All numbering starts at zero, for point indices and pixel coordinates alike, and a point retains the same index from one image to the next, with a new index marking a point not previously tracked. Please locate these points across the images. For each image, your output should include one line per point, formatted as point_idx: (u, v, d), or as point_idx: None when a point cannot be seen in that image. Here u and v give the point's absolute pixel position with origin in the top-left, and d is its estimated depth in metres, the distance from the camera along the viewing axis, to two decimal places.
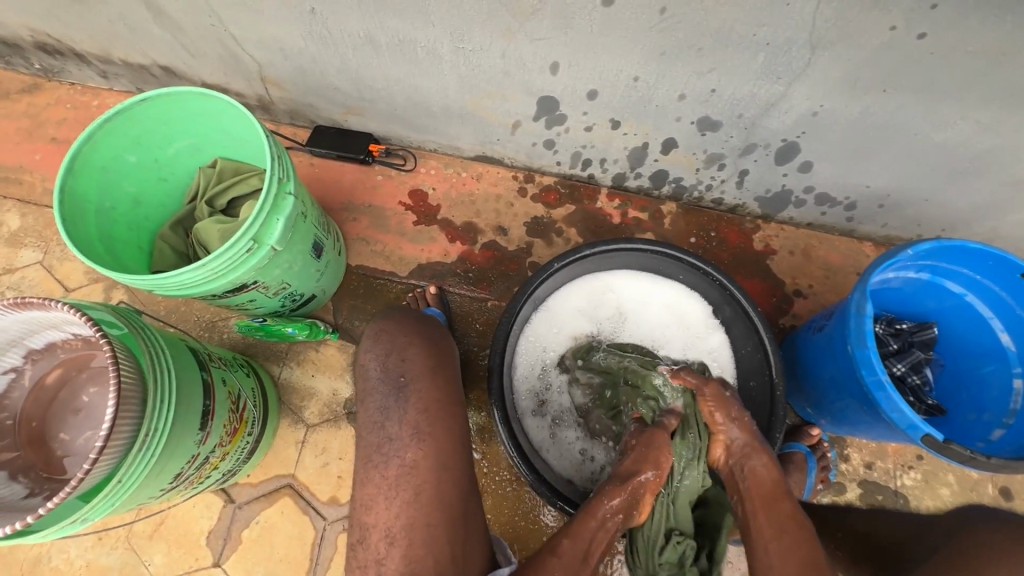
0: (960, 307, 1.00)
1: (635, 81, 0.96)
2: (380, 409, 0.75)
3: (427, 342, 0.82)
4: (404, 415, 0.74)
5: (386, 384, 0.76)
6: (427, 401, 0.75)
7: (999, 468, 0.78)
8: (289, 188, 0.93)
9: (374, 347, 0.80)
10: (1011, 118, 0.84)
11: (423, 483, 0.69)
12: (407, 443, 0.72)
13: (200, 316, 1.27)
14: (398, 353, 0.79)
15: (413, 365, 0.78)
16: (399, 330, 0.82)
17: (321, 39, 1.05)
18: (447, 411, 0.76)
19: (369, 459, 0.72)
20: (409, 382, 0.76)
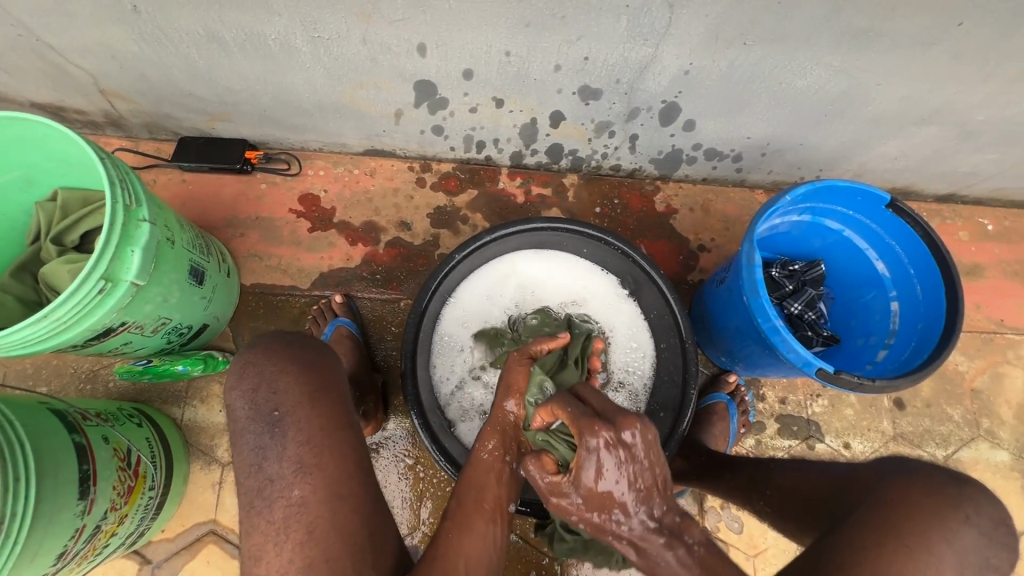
0: (840, 242, 1.06)
1: (507, 56, 0.92)
2: (255, 450, 0.63)
3: (306, 363, 0.69)
4: (285, 450, 0.62)
5: (259, 422, 0.64)
6: (310, 431, 0.64)
7: (884, 389, 0.84)
8: (141, 215, 0.82)
9: (240, 384, 0.66)
10: (859, 59, 0.88)
11: (317, 519, 0.60)
12: (293, 481, 0.61)
13: (77, 368, 1.13)
14: (268, 385, 0.66)
15: (288, 396, 0.65)
16: (269, 356, 0.68)
17: (156, 41, 0.93)
18: (337, 438, 0.65)
19: (251, 506, 0.61)
20: (286, 415, 0.64)
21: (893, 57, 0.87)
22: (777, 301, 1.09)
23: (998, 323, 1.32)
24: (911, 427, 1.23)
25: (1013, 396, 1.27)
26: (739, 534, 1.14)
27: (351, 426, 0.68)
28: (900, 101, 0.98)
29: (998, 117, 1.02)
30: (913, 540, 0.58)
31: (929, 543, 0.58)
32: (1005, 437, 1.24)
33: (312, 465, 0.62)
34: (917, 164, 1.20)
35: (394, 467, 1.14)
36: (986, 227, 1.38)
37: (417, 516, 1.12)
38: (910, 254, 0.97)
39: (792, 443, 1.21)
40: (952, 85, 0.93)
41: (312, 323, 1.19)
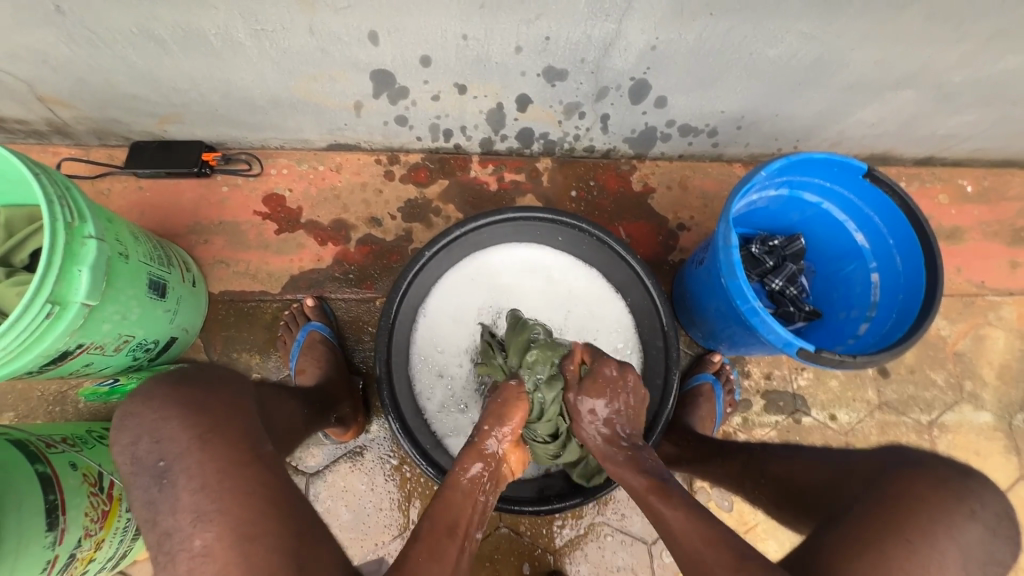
0: (819, 215, 1.04)
1: (465, 40, 0.87)
2: (145, 506, 0.57)
3: (187, 403, 0.63)
4: (177, 502, 0.56)
5: (145, 476, 0.58)
6: (203, 476, 0.57)
7: (865, 364, 0.83)
8: (87, 231, 0.78)
9: (121, 438, 0.61)
10: (830, 25, 0.84)
11: (228, 567, 0.53)
12: (192, 533, 0.55)
13: (44, 391, 1.09)
14: (150, 434, 0.60)
15: (173, 445, 0.59)
16: (148, 404, 0.62)
17: (88, 43, 0.87)
18: (242, 475, 0.59)
19: (155, 563, 0.55)
20: (171, 462, 0.58)
21: (866, 19, 0.83)
22: (758, 278, 1.08)
23: (979, 285, 1.32)
24: (896, 394, 1.23)
25: (994, 357, 1.27)
26: (729, 512, 1.14)
27: (258, 460, 0.61)
28: (875, 66, 0.95)
29: (973, 77, 0.99)
30: (917, 537, 0.58)
31: (934, 539, 0.58)
32: (987, 398, 1.25)
33: (212, 512, 0.56)
34: (894, 129, 1.17)
35: (380, 469, 1.12)
36: (965, 188, 1.36)
37: (407, 516, 1.11)
38: (889, 224, 0.95)
39: (778, 419, 1.20)
40: (928, 46, 0.90)
41: (284, 329, 1.15)
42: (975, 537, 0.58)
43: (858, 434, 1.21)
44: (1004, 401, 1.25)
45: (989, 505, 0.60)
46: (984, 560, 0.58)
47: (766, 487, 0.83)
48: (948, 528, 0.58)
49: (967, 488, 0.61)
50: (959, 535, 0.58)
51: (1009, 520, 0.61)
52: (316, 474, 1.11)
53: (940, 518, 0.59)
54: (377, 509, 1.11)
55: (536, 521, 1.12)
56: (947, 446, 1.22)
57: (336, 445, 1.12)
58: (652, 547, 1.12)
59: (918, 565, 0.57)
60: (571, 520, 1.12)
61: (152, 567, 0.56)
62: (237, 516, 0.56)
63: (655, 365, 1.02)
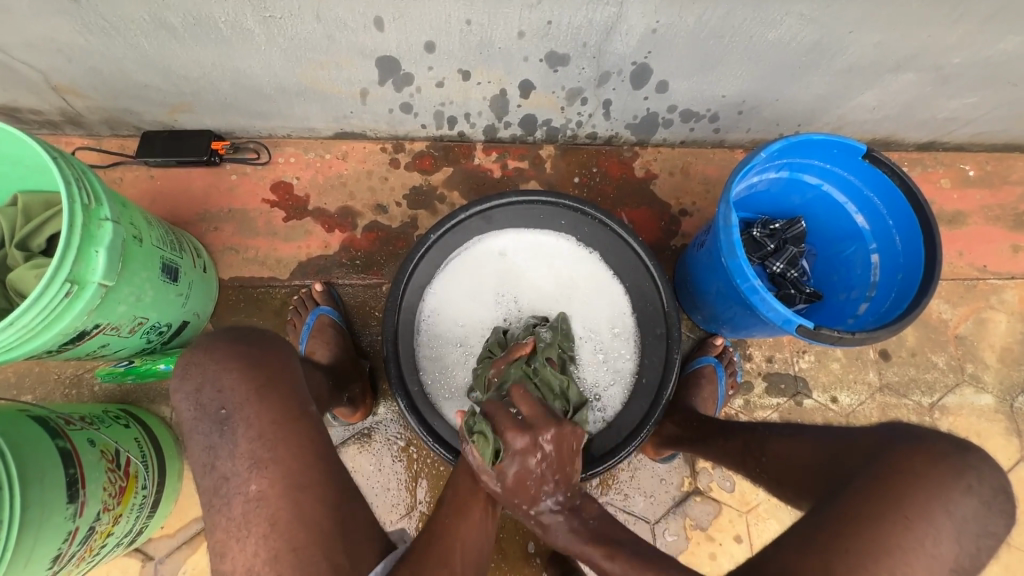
0: (820, 198, 1.06)
1: (468, 25, 0.89)
2: (205, 450, 0.60)
3: (246, 357, 0.64)
4: (236, 447, 0.60)
5: (205, 422, 0.61)
6: (261, 426, 0.60)
7: (862, 341, 0.84)
8: (104, 214, 0.81)
9: (182, 386, 0.62)
10: (828, 7, 0.85)
11: (279, 511, 0.58)
12: (249, 476, 0.59)
13: (60, 373, 1.12)
14: (211, 384, 0.62)
15: (234, 394, 0.62)
16: (210, 355, 0.63)
17: (102, 31, 0.89)
18: (294, 428, 0.62)
19: (210, 505, 0.59)
20: (232, 413, 0.61)
21: (863, 2, 0.84)
22: (759, 261, 1.09)
23: (981, 269, 1.32)
24: (897, 377, 1.25)
25: (995, 340, 1.28)
26: (731, 493, 1.16)
27: (308, 416, 0.64)
28: (874, 49, 0.96)
29: (973, 59, 1.00)
30: (914, 513, 0.59)
31: (929, 512, 0.59)
32: (989, 380, 1.26)
33: (267, 460, 0.59)
34: (896, 112, 1.18)
35: (388, 450, 1.15)
36: (967, 172, 1.37)
37: (414, 496, 1.13)
38: (888, 205, 0.96)
39: (780, 401, 1.22)
40: (927, 27, 0.91)
41: (293, 314, 1.17)
42: (970, 512, 0.59)
43: (860, 416, 1.23)
44: (1005, 383, 1.26)
45: (987, 480, 0.60)
46: (977, 533, 0.59)
47: (769, 465, 0.82)
48: None
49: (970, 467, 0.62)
50: (954, 509, 0.59)
51: (1006, 494, 0.61)
52: None
53: (937, 494, 0.59)
54: (385, 490, 1.13)
55: None
56: (948, 428, 1.23)
57: (344, 427, 1.14)
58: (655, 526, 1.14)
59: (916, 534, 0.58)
60: None
61: (203, 509, 0.59)
62: (290, 464, 0.60)
63: (657, 356, 1.03)
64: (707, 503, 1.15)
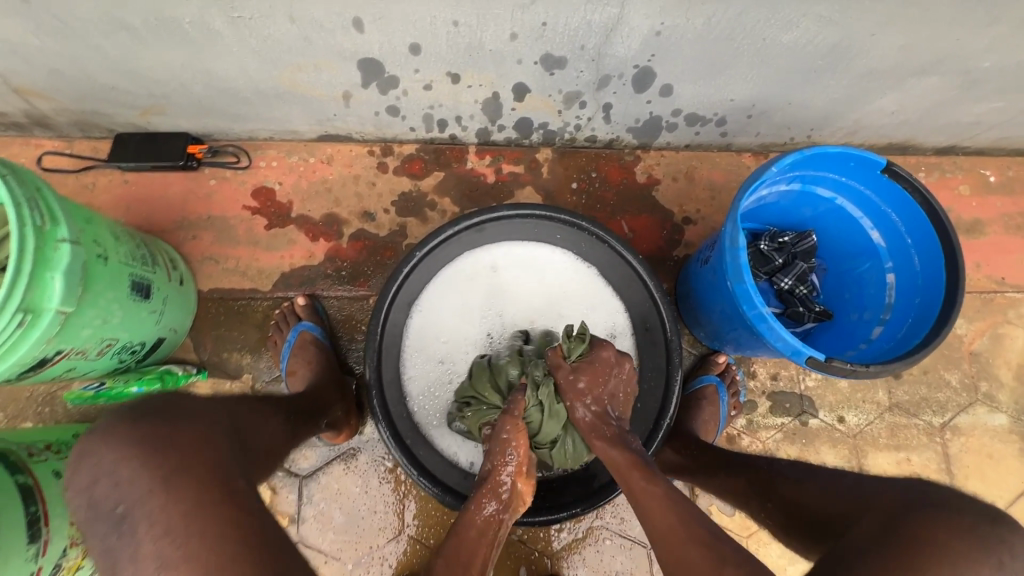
0: (833, 211, 0.99)
1: (456, 26, 0.81)
2: (104, 554, 0.50)
3: (147, 442, 0.53)
4: (139, 549, 0.49)
5: (100, 524, 0.50)
6: (168, 522, 0.49)
7: (876, 375, 0.78)
8: (61, 234, 0.75)
9: (76, 480, 0.52)
10: (851, 8, 0.77)
11: None
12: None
13: (32, 391, 1.07)
14: (109, 475, 0.51)
15: (130, 490, 0.50)
16: (103, 445, 0.52)
17: (58, 32, 0.82)
18: (211, 514, 0.51)
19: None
20: (132, 510, 0.50)
21: (889, 3, 0.77)
22: (766, 276, 1.04)
23: (999, 281, 1.26)
24: (907, 395, 1.19)
25: (1012, 357, 1.22)
26: (731, 516, 1.12)
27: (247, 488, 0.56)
28: (897, 52, 0.88)
29: (1004, 63, 0.92)
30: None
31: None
32: (1003, 400, 1.20)
33: (177, 561, 0.48)
34: (915, 117, 1.11)
35: (375, 471, 1.10)
36: (988, 178, 1.29)
37: (402, 519, 1.09)
38: (907, 222, 0.89)
39: (785, 420, 1.17)
40: (956, 30, 0.83)
41: (275, 328, 1.12)
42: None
43: (867, 436, 1.17)
44: (1020, 403, 1.20)
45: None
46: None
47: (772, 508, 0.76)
48: None
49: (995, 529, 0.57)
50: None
51: None
52: (311, 475, 1.09)
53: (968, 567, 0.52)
54: (372, 512, 1.09)
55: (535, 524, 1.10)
56: (959, 449, 1.18)
57: (329, 447, 1.10)
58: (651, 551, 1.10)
59: None
60: (569, 524, 1.10)
61: None
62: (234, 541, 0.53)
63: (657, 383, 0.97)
64: None
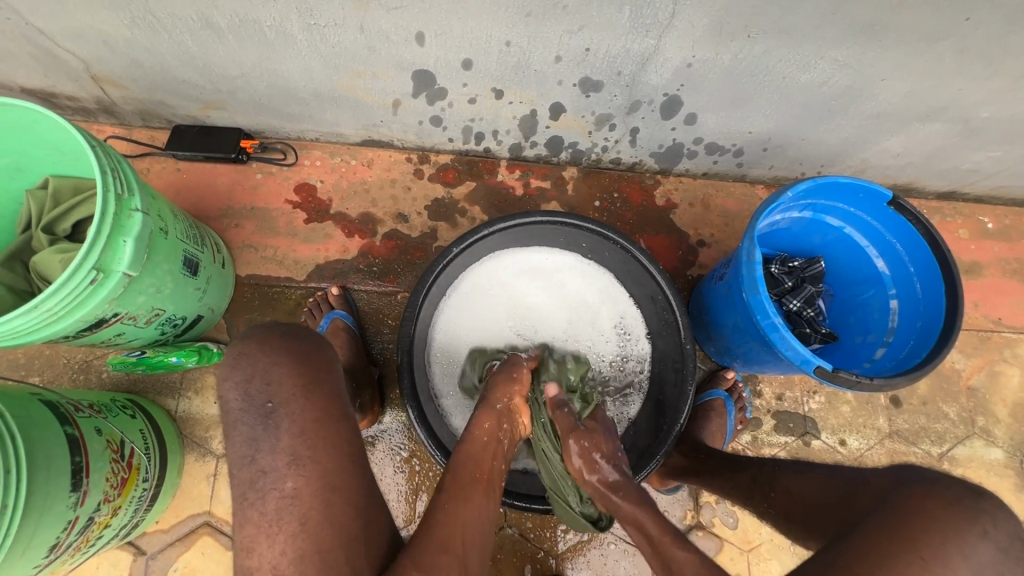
0: (841, 239, 1.06)
1: (508, 46, 0.91)
2: (247, 442, 0.62)
3: (299, 354, 0.68)
4: (278, 443, 0.62)
5: (252, 414, 0.63)
6: (305, 424, 0.63)
7: (880, 387, 0.84)
8: (134, 204, 0.81)
9: (233, 376, 0.65)
10: (865, 54, 0.86)
11: (310, 510, 0.59)
12: (286, 473, 0.61)
13: (70, 358, 1.12)
14: (262, 377, 0.65)
15: (282, 389, 0.65)
16: (261, 348, 0.67)
17: (149, 26, 0.91)
18: (335, 429, 0.65)
19: (243, 499, 0.60)
20: (280, 407, 0.63)
21: (898, 51, 0.86)
22: (775, 297, 1.08)
23: (996, 321, 1.32)
24: (907, 424, 1.23)
25: (1008, 395, 1.27)
26: (734, 530, 1.14)
27: (346, 418, 0.67)
28: (904, 97, 0.97)
29: (1001, 114, 1.01)
30: (929, 554, 0.56)
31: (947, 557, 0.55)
32: (999, 435, 1.24)
33: (305, 457, 0.62)
34: (919, 160, 1.19)
35: (390, 459, 1.14)
36: (985, 225, 1.37)
37: (413, 509, 1.12)
38: (910, 252, 0.96)
39: (788, 439, 1.21)
40: (957, 80, 0.92)
41: (308, 315, 1.18)
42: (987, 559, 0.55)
43: (868, 460, 1.21)
44: (1016, 439, 1.24)
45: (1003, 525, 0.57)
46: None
47: (776, 500, 0.81)
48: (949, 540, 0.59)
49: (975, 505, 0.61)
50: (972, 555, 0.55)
51: None
52: None
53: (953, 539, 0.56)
54: (385, 500, 1.12)
55: (540, 524, 1.13)
56: None
57: None
58: None
59: None
60: None
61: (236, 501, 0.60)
62: (328, 464, 0.62)
63: (669, 388, 1.02)
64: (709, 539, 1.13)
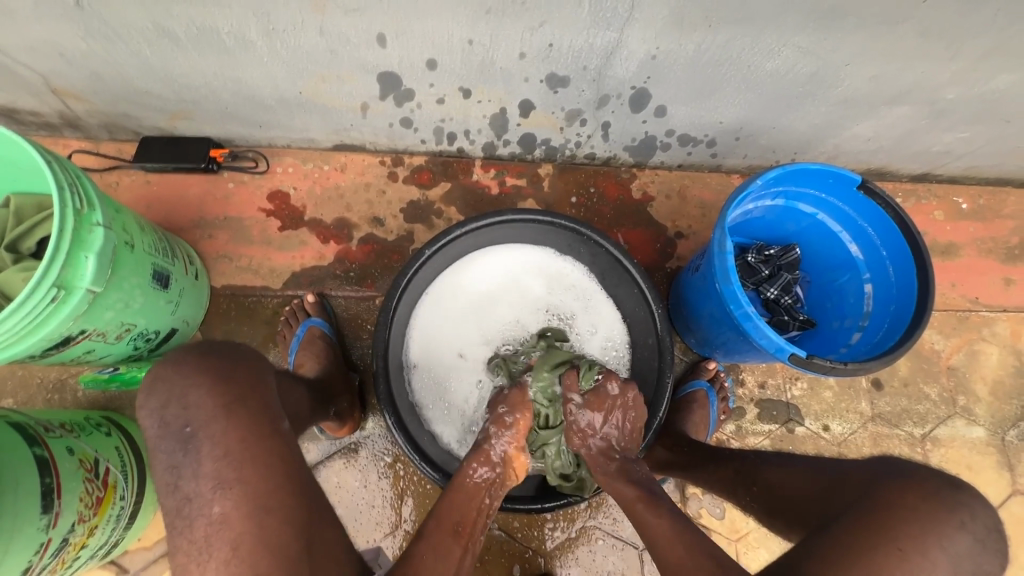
0: (815, 226, 1.06)
1: (470, 45, 0.90)
2: (169, 468, 0.62)
3: (218, 373, 0.67)
4: (199, 467, 0.61)
5: (169, 440, 0.62)
6: (227, 445, 0.62)
7: (855, 371, 0.84)
8: (95, 218, 0.80)
9: (149, 403, 0.65)
10: (826, 39, 0.87)
11: (242, 534, 0.58)
12: (211, 498, 0.59)
13: (44, 377, 1.10)
14: (177, 400, 0.64)
15: (200, 411, 0.63)
16: (178, 370, 0.66)
17: (106, 38, 0.90)
18: (263, 446, 0.64)
19: (172, 526, 0.60)
20: (198, 430, 0.62)
21: (861, 35, 0.86)
22: (753, 287, 1.08)
23: (973, 301, 1.32)
24: (890, 406, 1.24)
25: (988, 373, 1.28)
26: (720, 520, 1.14)
27: (278, 435, 0.66)
28: (870, 81, 0.97)
29: (967, 95, 1.02)
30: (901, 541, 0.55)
31: (918, 542, 0.57)
32: (980, 413, 1.25)
33: (232, 480, 0.60)
34: (891, 144, 1.19)
35: (374, 466, 1.13)
36: (961, 205, 1.38)
37: (399, 515, 1.12)
38: (882, 236, 0.96)
39: (771, 427, 1.21)
40: (921, 63, 0.92)
41: (284, 324, 1.17)
42: (964, 549, 0.57)
43: (851, 445, 1.22)
44: (997, 417, 1.25)
45: (980, 517, 0.58)
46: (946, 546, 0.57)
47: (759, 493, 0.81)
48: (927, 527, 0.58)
49: (958, 499, 0.59)
50: (949, 545, 0.57)
51: (997, 530, 0.59)
52: (313, 468, 1.12)
53: (931, 528, 0.57)
54: (370, 506, 1.12)
55: (527, 523, 1.12)
56: (940, 460, 1.22)
57: (332, 440, 1.13)
58: (643, 551, 1.12)
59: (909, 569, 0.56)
60: (563, 523, 1.13)
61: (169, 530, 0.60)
62: (255, 486, 0.61)
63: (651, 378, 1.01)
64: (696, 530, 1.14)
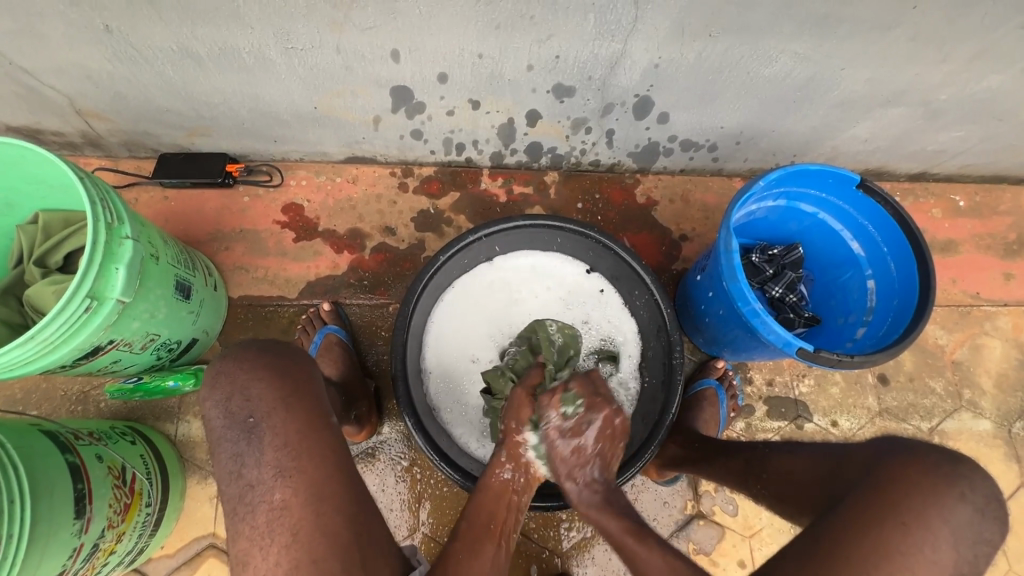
0: (817, 225, 1.09)
1: (480, 58, 0.94)
2: (233, 457, 0.64)
3: (277, 368, 0.69)
4: (262, 457, 0.63)
5: (235, 429, 0.65)
6: (287, 435, 0.64)
7: (863, 364, 0.86)
8: (125, 232, 0.83)
9: (213, 394, 0.67)
10: (821, 46, 0.90)
11: (302, 520, 0.61)
12: (273, 485, 0.62)
13: (67, 390, 1.12)
14: (240, 393, 0.67)
15: (262, 402, 0.66)
16: (240, 365, 0.69)
17: (131, 59, 0.94)
18: (317, 439, 0.66)
19: (234, 513, 0.62)
20: (260, 421, 0.65)
21: (854, 41, 0.90)
22: (758, 285, 1.10)
23: (975, 296, 1.35)
24: (896, 401, 1.26)
25: (992, 366, 1.30)
26: (734, 517, 1.16)
27: (329, 428, 0.68)
28: (865, 84, 1.01)
29: (959, 96, 1.05)
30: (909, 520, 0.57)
31: (927, 521, 0.59)
32: (986, 406, 1.27)
33: (291, 468, 0.63)
34: (887, 144, 1.23)
35: (391, 470, 1.15)
36: (958, 203, 1.41)
37: (417, 518, 1.13)
38: (882, 232, 0.99)
39: (781, 424, 1.23)
40: (915, 65, 0.96)
41: (301, 332, 1.20)
42: (964, 519, 0.59)
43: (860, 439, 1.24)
44: (1002, 409, 1.27)
45: (980, 489, 0.61)
46: (954, 526, 0.59)
47: (769, 481, 0.83)
48: (938, 511, 0.60)
49: (958, 473, 0.61)
50: (950, 517, 0.59)
51: (999, 503, 0.61)
52: None
53: (933, 504, 0.60)
54: (388, 509, 1.13)
55: (543, 524, 1.14)
56: None
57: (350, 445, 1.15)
58: None
59: (923, 550, 0.58)
60: (578, 523, 1.14)
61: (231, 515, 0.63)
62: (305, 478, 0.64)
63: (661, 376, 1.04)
64: (710, 527, 1.15)
